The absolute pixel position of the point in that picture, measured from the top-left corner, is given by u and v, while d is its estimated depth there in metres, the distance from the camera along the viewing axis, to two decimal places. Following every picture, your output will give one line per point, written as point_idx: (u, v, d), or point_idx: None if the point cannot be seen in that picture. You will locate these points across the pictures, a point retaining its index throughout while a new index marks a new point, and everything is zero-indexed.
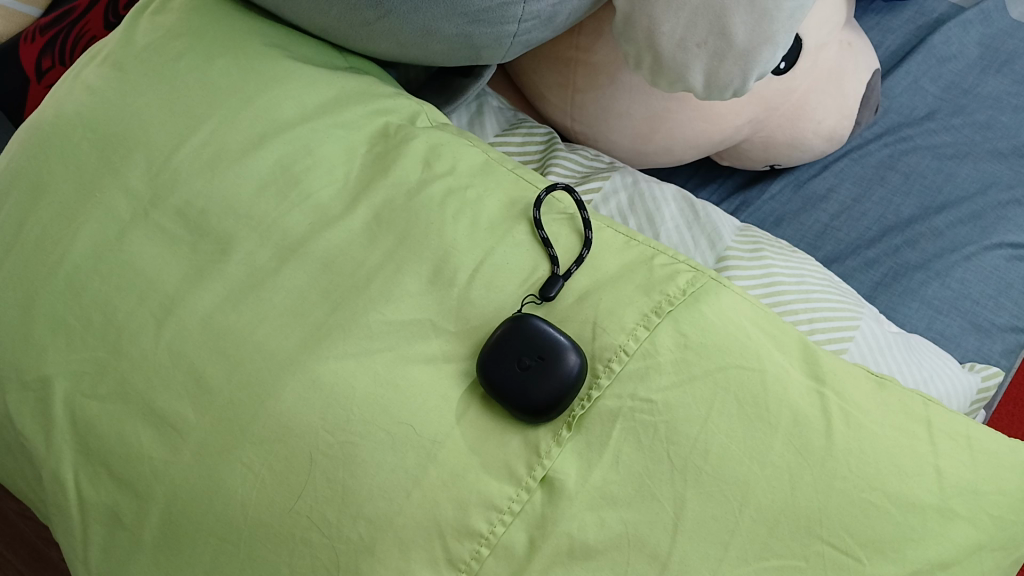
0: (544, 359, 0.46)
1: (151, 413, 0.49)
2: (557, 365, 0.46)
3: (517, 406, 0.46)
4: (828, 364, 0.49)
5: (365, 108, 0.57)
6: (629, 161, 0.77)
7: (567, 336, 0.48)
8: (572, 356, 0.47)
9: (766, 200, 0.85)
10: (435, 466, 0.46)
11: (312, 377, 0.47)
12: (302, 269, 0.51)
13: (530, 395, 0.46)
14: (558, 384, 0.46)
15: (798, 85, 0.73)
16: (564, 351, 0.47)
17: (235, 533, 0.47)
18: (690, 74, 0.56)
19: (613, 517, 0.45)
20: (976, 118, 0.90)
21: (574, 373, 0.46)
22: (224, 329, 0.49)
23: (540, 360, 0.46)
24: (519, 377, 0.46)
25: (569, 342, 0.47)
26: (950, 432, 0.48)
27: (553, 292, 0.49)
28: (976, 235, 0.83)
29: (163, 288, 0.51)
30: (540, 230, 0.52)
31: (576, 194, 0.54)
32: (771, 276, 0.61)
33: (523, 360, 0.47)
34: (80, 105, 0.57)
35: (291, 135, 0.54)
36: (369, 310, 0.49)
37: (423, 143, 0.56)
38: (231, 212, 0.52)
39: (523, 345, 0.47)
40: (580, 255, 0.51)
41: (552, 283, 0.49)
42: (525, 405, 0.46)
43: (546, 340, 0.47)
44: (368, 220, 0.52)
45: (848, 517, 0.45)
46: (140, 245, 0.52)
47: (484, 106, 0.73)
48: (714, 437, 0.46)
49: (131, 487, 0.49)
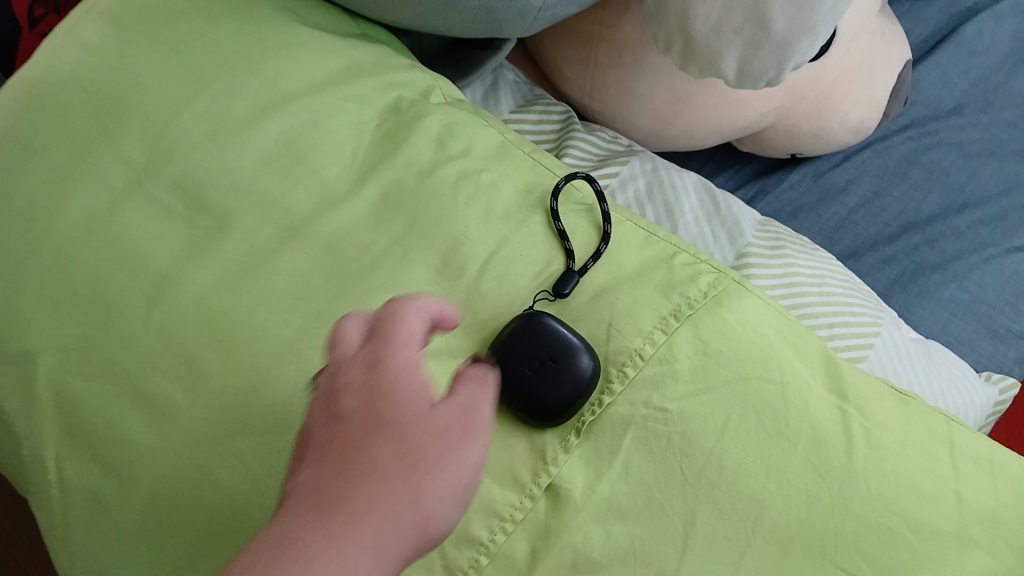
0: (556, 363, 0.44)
1: (140, 395, 0.46)
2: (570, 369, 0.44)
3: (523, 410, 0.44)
4: (851, 378, 0.47)
5: (377, 80, 0.54)
6: (647, 143, 0.74)
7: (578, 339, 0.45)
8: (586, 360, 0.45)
9: (785, 189, 0.83)
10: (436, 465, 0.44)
11: (311, 368, 0.45)
12: (304, 251, 0.48)
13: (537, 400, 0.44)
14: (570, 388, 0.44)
15: (828, 74, 0.69)
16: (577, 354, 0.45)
17: (223, 526, 0.44)
18: (722, 62, 0.53)
19: (620, 530, 0.43)
20: (1004, 116, 0.87)
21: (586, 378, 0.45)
22: (220, 311, 0.47)
23: (553, 363, 0.44)
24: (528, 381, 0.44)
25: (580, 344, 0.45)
26: (973, 456, 0.47)
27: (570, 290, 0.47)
28: (997, 238, 0.80)
29: (157, 263, 0.48)
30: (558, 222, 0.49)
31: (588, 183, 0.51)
32: (791, 276, 0.59)
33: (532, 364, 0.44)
34: (75, 62, 0.54)
35: (297, 106, 0.51)
36: (373, 299, 0.47)
37: (437, 121, 0.53)
38: (231, 187, 0.49)
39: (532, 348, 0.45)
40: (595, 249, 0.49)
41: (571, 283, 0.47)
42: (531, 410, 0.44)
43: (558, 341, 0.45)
44: (376, 201, 0.49)
45: (864, 543, 0.43)
46: (133, 216, 0.49)
47: (500, 80, 0.70)
48: (730, 452, 0.44)
49: (117, 471, 0.47)
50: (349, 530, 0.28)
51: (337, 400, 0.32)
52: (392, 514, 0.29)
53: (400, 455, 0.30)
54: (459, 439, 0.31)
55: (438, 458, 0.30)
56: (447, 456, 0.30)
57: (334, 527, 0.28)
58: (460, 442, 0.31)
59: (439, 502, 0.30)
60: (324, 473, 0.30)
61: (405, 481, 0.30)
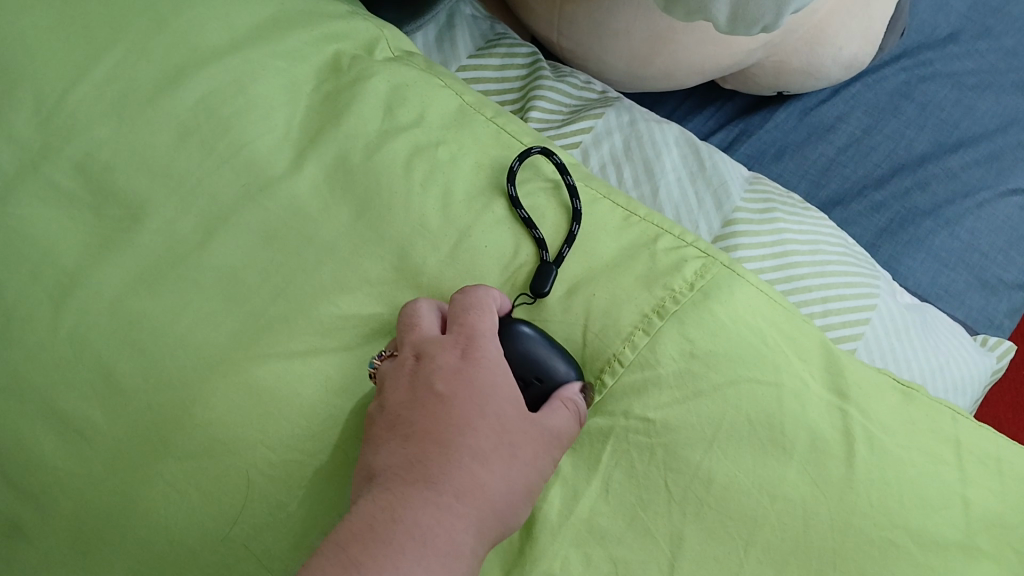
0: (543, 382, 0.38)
1: (52, 413, 0.41)
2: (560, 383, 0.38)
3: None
4: (852, 374, 0.43)
5: (311, 33, 0.47)
6: (622, 84, 0.67)
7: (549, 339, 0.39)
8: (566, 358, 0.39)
9: (769, 129, 0.77)
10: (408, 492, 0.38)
11: (248, 381, 0.40)
12: (235, 244, 0.41)
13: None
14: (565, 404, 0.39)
15: (821, 7, 0.62)
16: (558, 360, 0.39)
17: (157, 560, 0.39)
18: (713, 6, 0.47)
19: (601, 555, 0.39)
20: (1003, 43, 0.80)
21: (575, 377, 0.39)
22: (140, 317, 0.40)
23: (540, 382, 0.38)
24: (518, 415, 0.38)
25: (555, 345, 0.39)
26: (979, 454, 0.43)
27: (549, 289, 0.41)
28: (991, 179, 0.75)
29: (61, 260, 0.41)
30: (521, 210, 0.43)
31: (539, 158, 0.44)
32: (783, 244, 0.53)
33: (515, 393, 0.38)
34: None
35: (218, 68, 0.44)
36: (317, 299, 0.41)
37: (384, 82, 0.45)
38: (144, 168, 0.42)
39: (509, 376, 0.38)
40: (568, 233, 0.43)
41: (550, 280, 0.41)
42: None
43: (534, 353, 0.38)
44: (316, 181, 0.43)
45: (865, 560, 0.39)
46: (28, 204, 0.42)
47: (455, 17, 0.62)
48: (721, 466, 0.40)
49: (32, 498, 0.41)
50: (461, 512, 0.32)
51: (431, 379, 0.36)
52: (492, 502, 0.33)
53: (495, 454, 0.34)
54: (555, 436, 0.37)
55: (535, 456, 0.35)
56: (544, 452, 0.36)
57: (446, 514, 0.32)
58: (556, 438, 0.37)
59: (525, 492, 0.35)
60: (432, 465, 0.33)
61: (500, 478, 0.34)
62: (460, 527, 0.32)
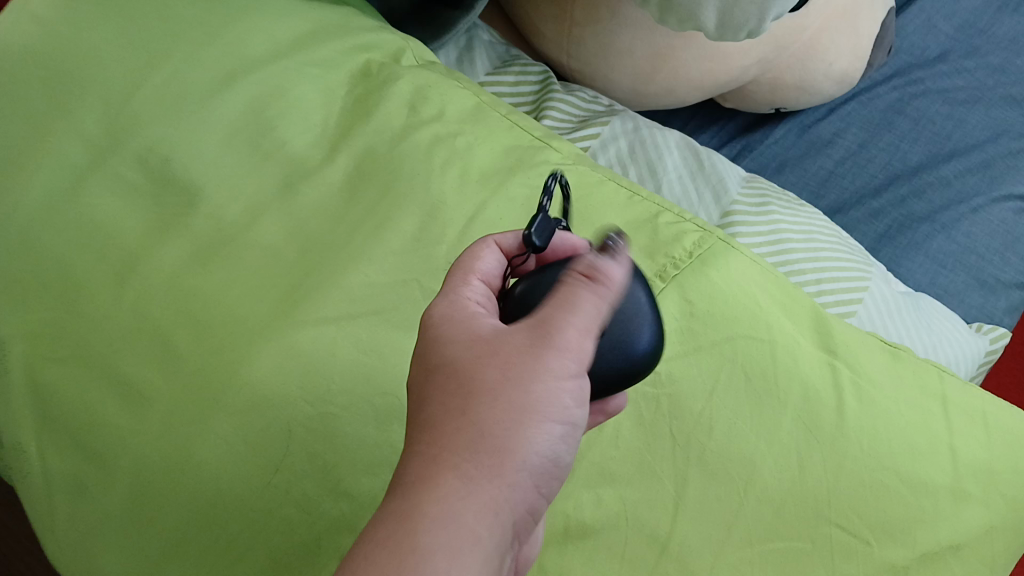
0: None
1: (114, 377, 0.45)
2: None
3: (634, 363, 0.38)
4: (841, 333, 0.46)
5: (343, 44, 0.53)
6: (628, 102, 0.72)
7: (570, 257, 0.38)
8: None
9: (770, 145, 0.81)
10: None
11: (289, 345, 0.44)
12: (279, 223, 0.47)
13: (631, 341, 0.38)
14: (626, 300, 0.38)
15: (811, 23, 0.68)
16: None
17: (208, 507, 0.43)
18: (702, 14, 0.52)
19: (611, 495, 0.42)
20: (990, 61, 0.85)
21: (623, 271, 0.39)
22: (193, 291, 0.45)
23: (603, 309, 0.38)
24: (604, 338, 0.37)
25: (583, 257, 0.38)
26: (966, 408, 0.46)
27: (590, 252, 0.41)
28: (984, 186, 0.79)
29: (125, 241, 0.47)
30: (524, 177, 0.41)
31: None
32: (778, 232, 0.57)
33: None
34: (24, 32, 0.51)
35: (263, 74, 0.50)
36: (350, 270, 0.45)
37: (408, 85, 0.52)
38: (197, 159, 0.47)
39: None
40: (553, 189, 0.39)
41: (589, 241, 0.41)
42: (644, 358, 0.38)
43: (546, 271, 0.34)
44: (349, 169, 0.48)
45: (858, 499, 0.42)
46: (96, 194, 0.47)
47: (474, 41, 0.68)
48: (720, 413, 0.43)
49: (96, 456, 0.45)
50: (411, 480, 0.29)
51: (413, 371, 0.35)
52: (457, 447, 0.29)
53: (458, 383, 0.31)
54: (537, 341, 0.31)
55: (510, 369, 0.30)
56: (514, 362, 0.30)
57: (411, 478, 0.29)
58: (539, 341, 0.31)
59: (501, 413, 0.30)
60: (409, 434, 0.31)
61: (467, 408, 0.30)
62: (426, 485, 0.29)
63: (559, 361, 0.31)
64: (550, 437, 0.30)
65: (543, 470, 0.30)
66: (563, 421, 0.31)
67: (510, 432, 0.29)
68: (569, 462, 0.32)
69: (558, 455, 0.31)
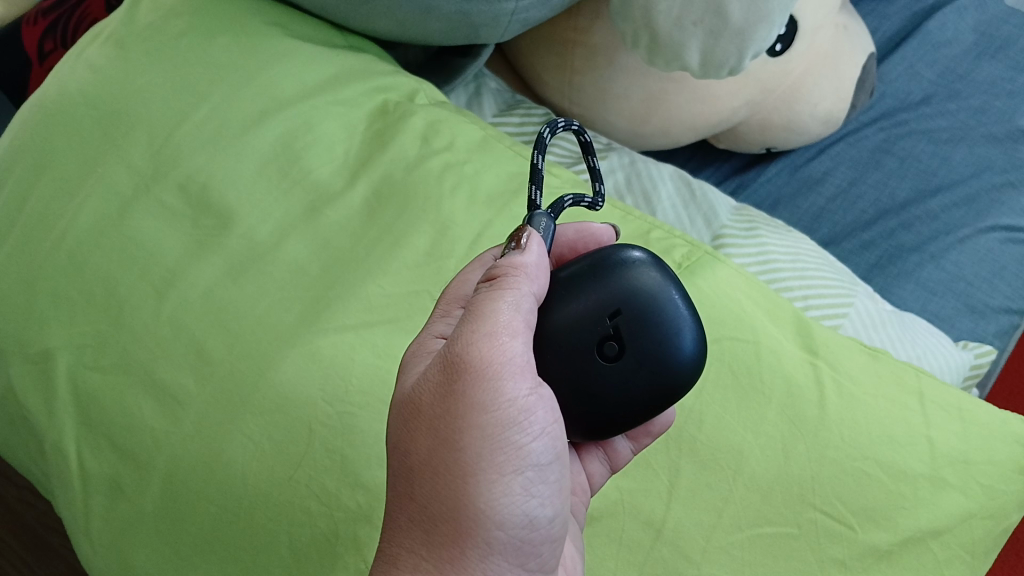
0: (622, 306, 0.41)
1: (152, 384, 0.49)
2: (638, 291, 0.41)
3: (667, 377, 0.40)
4: (822, 337, 0.50)
5: (363, 85, 0.59)
6: (628, 143, 0.77)
7: (604, 265, 0.42)
8: (639, 263, 0.42)
9: (763, 183, 0.83)
10: (571, 456, 0.46)
11: (311, 349, 0.48)
12: (303, 243, 0.52)
13: (652, 345, 0.40)
14: (658, 309, 0.41)
15: (795, 68, 0.73)
16: (628, 268, 0.41)
17: (235, 501, 0.46)
18: (686, 53, 0.57)
19: (611, 485, 0.47)
20: (971, 103, 0.84)
21: (660, 276, 0.41)
22: (226, 302, 0.50)
23: (614, 318, 0.41)
24: (629, 356, 0.40)
25: (616, 265, 0.42)
26: (942, 404, 0.48)
27: (617, 239, 0.48)
28: (970, 218, 0.78)
29: (164, 261, 0.52)
30: (534, 187, 0.44)
31: (568, 120, 0.47)
32: (766, 254, 0.61)
33: (606, 345, 0.41)
34: (83, 82, 0.59)
35: (290, 112, 0.56)
36: (368, 282, 0.50)
37: (422, 120, 0.57)
38: (234, 187, 0.54)
39: (583, 334, 0.41)
40: (538, 228, 0.42)
41: (615, 229, 0.48)
42: (679, 369, 0.40)
43: (487, 284, 0.39)
44: (367, 194, 0.54)
45: (839, 485, 0.45)
46: (141, 219, 0.53)
47: (482, 87, 0.74)
48: (709, 407, 0.47)
49: (132, 456, 0.49)
50: (404, 524, 0.37)
51: None
52: (428, 494, 0.36)
53: (410, 441, 0.37)
54: (459, 388, 0.36)
55: (441, 426, 0.36)
56: (455, 408, 0.36)
57: (395, 544, 0.37)
58: (460, 387, 0.36)
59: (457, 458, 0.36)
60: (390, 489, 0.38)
61: (420, 468, 0.36)
62: (405, 548, 0.36)
63: (486, 405, 0.36)
64: (497, 480, 0.36)
65: (514, 507, 0.36)
66: (509, 460, 0.36)
67: (455, 484, 0.35)
68: (549, 480, 0.38)
69: (519, 493, 0.36)
